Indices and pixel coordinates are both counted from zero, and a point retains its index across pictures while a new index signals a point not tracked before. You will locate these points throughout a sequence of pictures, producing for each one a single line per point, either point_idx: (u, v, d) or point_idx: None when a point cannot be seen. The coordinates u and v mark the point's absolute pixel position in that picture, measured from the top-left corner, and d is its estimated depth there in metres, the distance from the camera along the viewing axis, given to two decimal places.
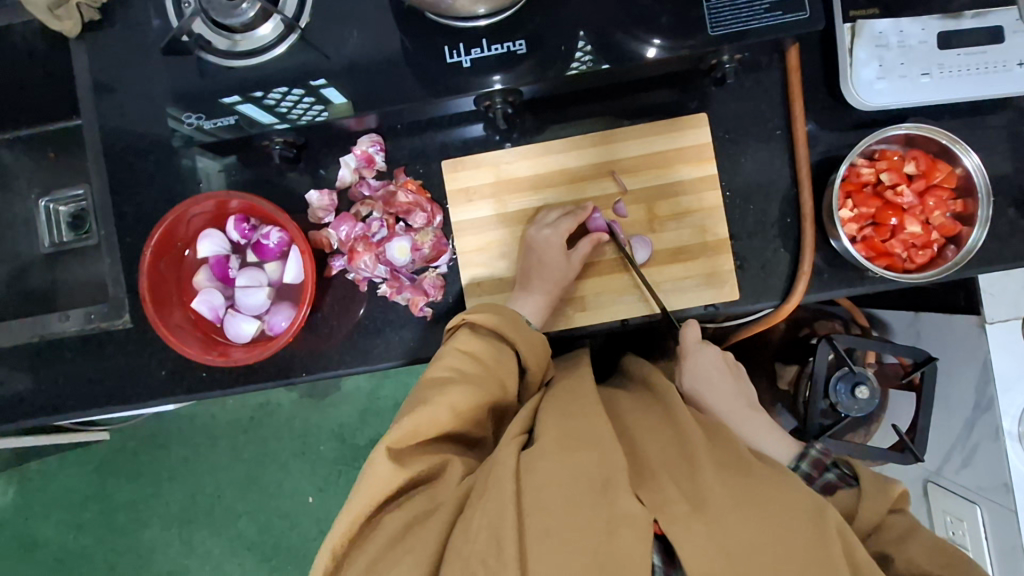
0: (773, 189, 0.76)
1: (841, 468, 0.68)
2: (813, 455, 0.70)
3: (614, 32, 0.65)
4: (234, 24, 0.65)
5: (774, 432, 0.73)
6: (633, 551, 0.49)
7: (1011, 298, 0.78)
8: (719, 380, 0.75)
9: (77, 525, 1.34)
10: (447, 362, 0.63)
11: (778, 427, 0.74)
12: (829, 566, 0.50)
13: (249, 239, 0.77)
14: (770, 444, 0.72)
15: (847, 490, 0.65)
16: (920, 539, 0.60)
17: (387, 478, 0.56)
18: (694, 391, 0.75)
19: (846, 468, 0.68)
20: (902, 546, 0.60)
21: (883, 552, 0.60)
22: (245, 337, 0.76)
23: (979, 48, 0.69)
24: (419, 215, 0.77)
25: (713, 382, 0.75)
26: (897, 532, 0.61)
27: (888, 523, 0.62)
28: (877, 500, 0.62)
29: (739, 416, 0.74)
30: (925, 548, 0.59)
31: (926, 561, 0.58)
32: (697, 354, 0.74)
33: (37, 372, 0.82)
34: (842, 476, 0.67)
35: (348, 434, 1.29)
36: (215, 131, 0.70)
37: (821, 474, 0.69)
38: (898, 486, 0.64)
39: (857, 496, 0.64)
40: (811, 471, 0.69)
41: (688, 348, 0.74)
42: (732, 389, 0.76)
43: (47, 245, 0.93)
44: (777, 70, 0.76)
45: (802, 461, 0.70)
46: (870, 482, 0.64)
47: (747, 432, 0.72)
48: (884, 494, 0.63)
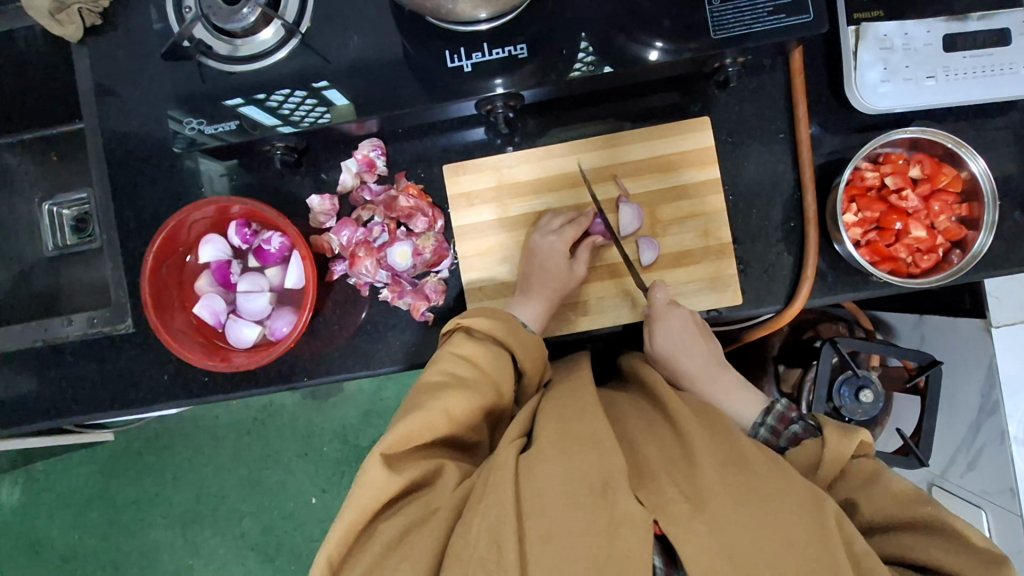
0: (776, 193, 0.76)
1: (807, 421, 0.67)
2: (778, 410, 0.70)
3: (616, 35, 0.65)
4: (234, 29, 0.65)
5: (744, 391, 0.73)
6: (635, 553, 0.49)
7: (1015, 301, 0.78)
8: (691, 343, 0.72)
9: (83, 525, 1.35)
10: (445, 366, 0.63)
11: (746, 386, 0.74)
12: (830, 562, 0.50)
13: (250, 244, 0.77)
14: (740, 404, 0.72)
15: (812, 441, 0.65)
16: (884, 485, 0.60)
17: (381, 484, 0.56)
18: (663, 353, 0.73)
19: (811, 420, 0.67)
20: (868, 493, 0.60)
21: (850, 501, 0.60)
22: (246, 342, 0.76)
23: (985, 50, 0.69)
24: (420, 220, 0.76)
25: (686, 345, 0.72)
26: (861, 477, 0.61)
27: (853, 469, 0.62)
28: (840, 448, 0.61)
29: (710, 377, 0.74)
30: (890, 494, 0.59)
31: (889, 505, 0.58)
32: (669, 318, 0.71)
33: (41, 376, 0.82)
34: (807, 428, 0.67)
35: (350, 435, 1.29)
36: (218, 135, 0.68)
37: (786, 427, 0.68)
38: (861, 432, 0.63)
39: (820, 444, 0.63)
40: (777, 425, 0.69)
41: (659, 312, 0.72)
42: (704, 351, 0.74)
43: (51, 247, 0.93)
44: (780, 72, 0.75)
45: (767, 417, 0.70)
46: (832, 430, 0.63)
47: (715, 394, 0.73)
48: (847, 438, 0.62)
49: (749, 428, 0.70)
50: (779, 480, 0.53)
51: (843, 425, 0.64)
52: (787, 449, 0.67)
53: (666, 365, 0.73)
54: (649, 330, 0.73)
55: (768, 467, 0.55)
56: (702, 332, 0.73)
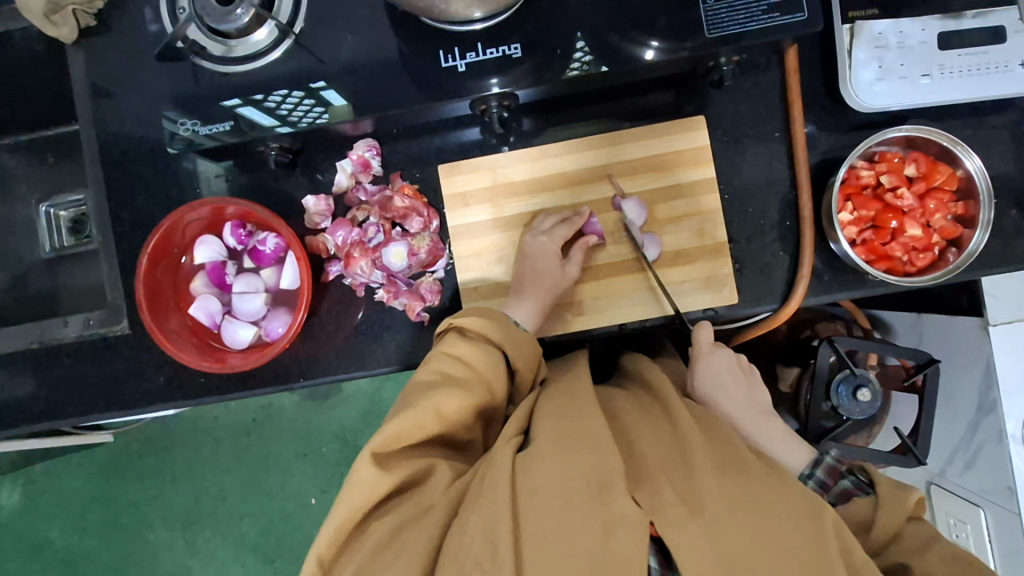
0: (772, 192, 0.76)
1: (857, 475, 0.64)
2: (827, 463, 0.68)
3: (610, 35, 0.65)
4: (228, 30, 0.65)
5: (790, 439, 0.70)
6: (629, 554, 0.49)
7: (1015, 299, 0.78)
8: (731, 384, 0.73)
9: (83, 526, 1.35)
10: (436, 366, 0.63)
11: (794, 434, 0.72)
12: (826, 567, 0.50)
13: (244, 245, 0.76)
14: (786, 451, 0.69)
15: (863, 497, 0.62)
16: (939, 550, 0.56)
17: (371, 483, 0.55)
18: (704, 395, 0.72)
19: (862, 475, 0.64)
20: (922, 558, 0.56)
21: (901, 565, 0.56)
22: (241, 343, 0.76)
23: (980, 49, 0.68)
24: (416, 220, 0.76)
25: (726, 386, 0.73)
26: (916, 543, 0.57)
27: (907, 532, 0.58)
28: (895, 507, 0.59)
29: (753, 422, 0.72)
30: (946, 557, 0.55)
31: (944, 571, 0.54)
32: (713, 358, 0.73)
33: (37, 378, 0.82)
34: (858, 483, 0.63)
35: (349, 436, 1.29)
36: (215, 135, 0.68)
37: (836, 482, 0.66)
38: (917, 491, 0.60)
39: (874, 505, 0.60)
40: (826, 479, 0.67)
41: (703, 352, 0.73)
42: (744, 395, 0.74)
43: (48, 249, 0.93)
44: (775, 71, 0.75)
45: (816, 470, 0.68)
46: (886, 488, 0.60)
47: (761, 439, 0.70)
48: (901, 500, 0.59)
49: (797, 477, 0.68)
50: (777, 484, 0.53)
51: (898, 483, 0.61)
52: (837, 503, 0.64)
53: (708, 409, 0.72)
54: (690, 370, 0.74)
55: (765, 470, 0.55)
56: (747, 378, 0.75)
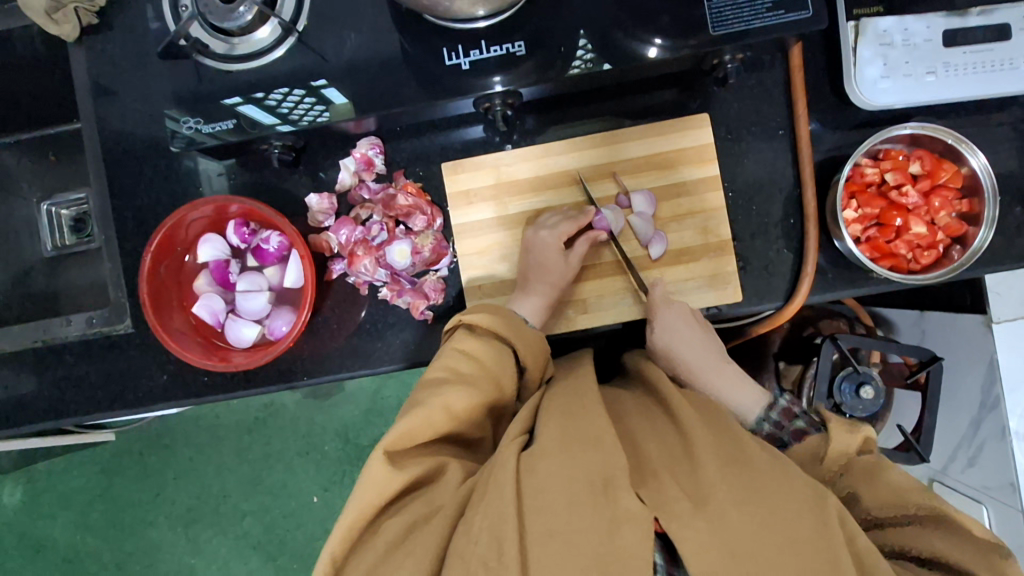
0: (776, 190, 0.76)
1: (810, 415, 0.67)
2: (780, 405, 0.70)
3: (614, 32, 0.65)
4: (231, 28, 0.65)
5: (743, 384, 0.72)
6: (635, 550, 0.49)
7: (1016, 297, 0.78)
8: (691, 335, 0.71)
9: (85, 524, 1.35)
10: (444, 363, 0.63)
11: (747, 377, 0.73)
12: (832, 562, 0.50)
13: (249, 243, 0.76)
14: (741, 397, 0.71)
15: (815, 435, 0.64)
16: (886, 476, 0.59)
17: (383, 480, 0.55)
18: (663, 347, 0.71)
19: (814, 416, 0.67)
20: (870, 486, 0.59)
21: (852, 493, 0.60)
22: (246, 342, 0.76)
23: (985, 46, 0.68)
24: (420, 218, 0.76)
25: (686, 338, 0.71)
26: (865, 469, 0.60)
27: (855, 462, 0.61)
28: (845, 442, 0.61)
29: (711, 370, 0.72)
30: (892, 485, 0.58)
31: (890, 496, 0.57)
32: (668, 311, 0.71)
33: (40, 377, 0.82)
34: (811, 422, 0.66)
35: (351, 433, 1.29)
36: (216, 134, 0.68)
37: (791, 422, 0.68)
38: (867, 427, 0.62)
39: (825, 439, 0.63)
40: (780, 420, 0.69)
41: (658, 305, 0.71)
42: (705, 344, 0.72)
43: (50, 248, 0.93)
44: (779, 69, 0.75)
45: (771, 412, 0.69)
46: (835, 423, 0.62)
47: (717, 386, 0.72)
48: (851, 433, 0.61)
49: (751, 423, 0.69)
50: (781, 478, 0.53)
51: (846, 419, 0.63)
52: (791, 443, 0.66)
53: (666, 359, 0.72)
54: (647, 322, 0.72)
55: (769, 464, 0.55)
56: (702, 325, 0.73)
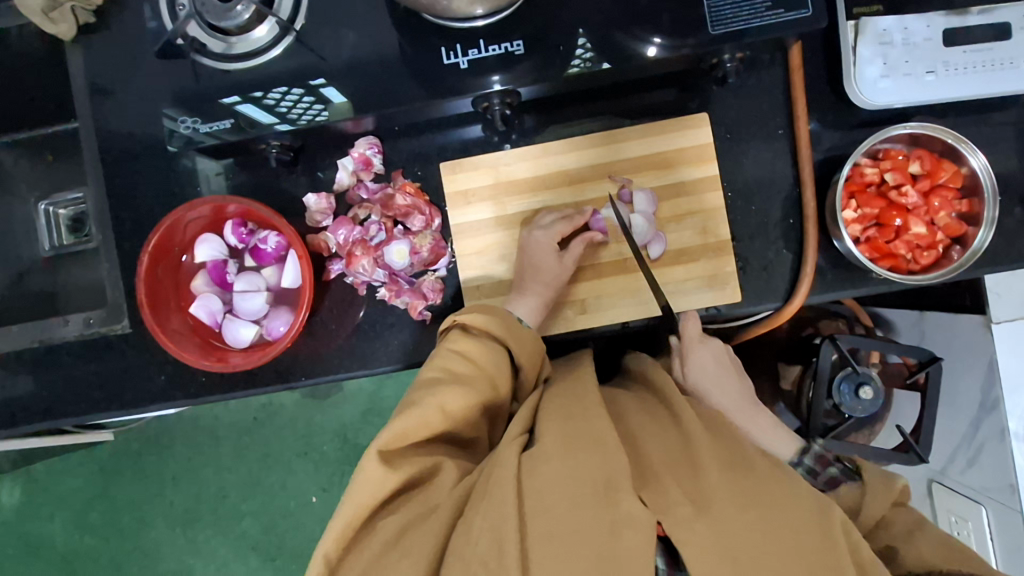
0: (776, 190, 0.75)
1: (845, 464, 0.69)
2: (814, 451, 0.71)
3: (613, 31, 0.64)
4: (228, 27, 0.65)
5: (777, 429, 0.73)
6: (637, 553, 0.48)
7: (1017, 297, 0.78)
8: (722, 375, 0.75)
9: (83, 525, 1.34)
10: (440, 363, 0.63)
11: (781, 424, 0.75)
12: (834, 566, 0.50)
13: (246, 243, 0.76)
14: (776, 441, 0.72)
15: (850, 484, 0.66)
16: (925, 535, 0.60)
17: (378, 480, 0.55)
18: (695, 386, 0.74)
19: (849, 465, 0.68)
20: (910, 541, 0.60)
21: (891, 547, 0.61)
22: (243, 342, 0.75)
23: (984, 45, 0.68)
24: (417, 218, 0.76)
25: (716, 377, 0.75)
26: (903, 529, 0.62)
27: (891, 519, 0.63)
28: (882, 496, 0.64)
29: (742, 412, 0.74)
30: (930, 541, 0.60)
31: (930, 555, 0.58)
32: (702, 352, 0.74)
33: (38, 377, 0.81)
34: (846, 471, 0.68)
35: (350, 434, 1.29)
36: (214, 134, 0.68)
37: (825, 470, 0.69)
38: (901, 481, 0.65)
39: (862, 492, 0.65)
40: (814, 466, 0.70)
41: (688, 345, 0.74)
42: (735, 386, 0.76)
43: (48, 247, 0.92)
44: (779, 68, 0.75)
45: (804, 458, 0.71)
46: (875, 477, 0.65)
47: (751, 428, 0.73)
48: (887, 489, 0.64)
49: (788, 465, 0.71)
50: (783, 481, 0.53)
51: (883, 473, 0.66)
52: (827, 490, 0.67)
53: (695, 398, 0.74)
54: (680, 360, 0.74)
55: (771, 468, 0.55)
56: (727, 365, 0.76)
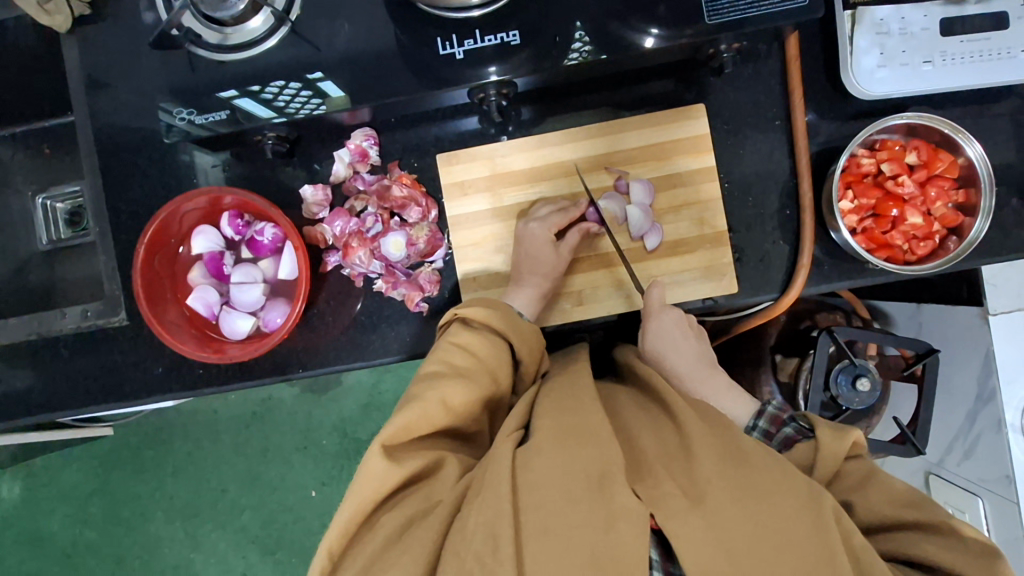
0: (772, 181, 0.75)
1: (799, 422, 0.65)
2: (770, 412, 0.69)
3: (610, 22, 0.64)
4: (224, 18, 0.65)
5: (734, 392, 0.72)
6: (631, 545, 0.48)
7: (1013, 287, 0.78)
8: (682, 341, 0.72)
9: (84, 519, 1.35)
10: (441, 357, 0.63)
11: (741, 390, 0.73)
12: (827, 557, 0.50)
13: (243, 235, 0.77)
14: (732, 403, 0.71)
15: (804, 443, 0.62)
16: (878, 484, 0.59)
17: (380, 475, 0.55)
18: (655, 354, 0.72)
19: (803, 422, 0.65)
20: (864, 495, 0.59)
21: (846, 503, 0.59)
22: (240, 334, 0.75)
23: (982, 34, 0.68)
24: (414, 210, 0.76)
25: (677, 344, 0.72)
26: (855, 478, 0.60)
27: (847, 470, 0.61)
28: (834, 450, 0.60)
29: (700, 378, 0.73)
30: (885, 493, 0.58)
31: (883, 506, 0.58)
32: (662, 316, 0.71)
33: (36, 370, 0.81)
34: (800, 430, 0.64)
35: (349, 428, 1.29)
36: (209, 125, 0.68)
37: (779, 429, 0.66)
38: (855, 431, 0.61)
39: (813, 448, 0.61)
40: (769, 428, 0.67)
41: (653, 310, 0.72)
42: (696, 351, 0.73)
43: (45, 242, 0.92)
44: (775, 59, 0.75)
45: (760, 420, 0.68)
46: (823, 431, 0.61)
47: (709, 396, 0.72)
48: (838, 443, 0.60)
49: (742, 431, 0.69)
50: (776, 472, 0.53)
51: (835, 425, 0.62)
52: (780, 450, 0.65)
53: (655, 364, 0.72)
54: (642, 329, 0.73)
55: (764, 458, 0.55)
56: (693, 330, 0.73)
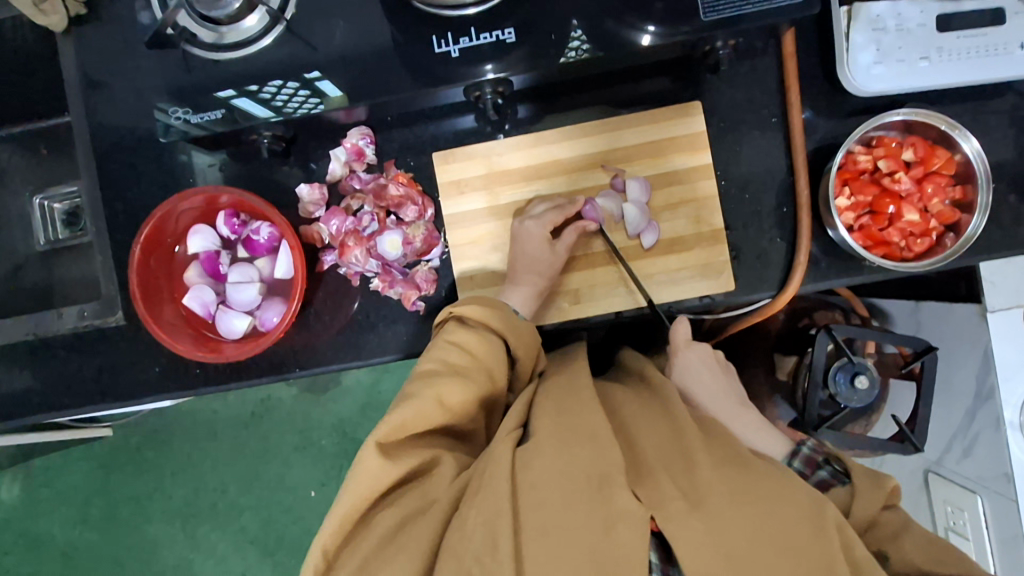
0: (769, 179, 0.75)
1: (834, 466, 0.65)
2: (803, 452, 0.68)
3: (606, 20, 0.64)
4: (219, 17, 0.65)
5: (765, 429, 0.71)
6: (629, 548, 0.49)
7: (1013, 285, 0.77)
8: (706, 374, 0.74)
9: (83, 520, 1.35)
10: (437, 355, 0.63)
11: (772, 427, 0.72)
12: (827, 565, 0.49)
13: (239, 234, 0.76)
14: (764, 442, 0.70)
15: (840, 488, 0.63)
16: (914, 534, 0.58)
17: (375, 472, 0.55)
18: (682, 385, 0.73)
19: (838, 466, 0.65)
20: (898, 544, 0.58)
21: (880, 553, 0.58)
22: (236, 334, 0.75)
23: (978, 31, 0.68)
24: (410, 208, 0.76)
25: (702, 376, 0.74)
26: (891, 529, 0.59)
27: (883, 519, 0.60)
28: (870, 498, 0.60)
29: (730, 414, 0.72)
30: (920, 545, 0.57)
31: (924, 558, 0.57)
32: (687, 350, 0.73)
33: (33, 370, 0.81)
34: (835, 474, 0.64)
35: (348, 428, 1.29)
36: (204, 124, 0.68)
37: (814, 471, 0.66)
38: (892, 480, 0.61)
39: (850, 495, 0.61)
40: (803, 469, 0.67)
41: (676, 346, 0.73)
42: (720, 384, 0.74)
43: (42, 242, 0.92)
44: (772, 56, 0.75)
45: (794, 459, 0.68)
46: (863, 479, 0.61)
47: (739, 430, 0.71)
48: (877, 490, 0.60)
49: None
50: (777, 477, 0.53)
51: (874, 473, 0.62)
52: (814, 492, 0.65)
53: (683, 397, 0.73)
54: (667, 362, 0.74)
55: (764, 462, 0.55)
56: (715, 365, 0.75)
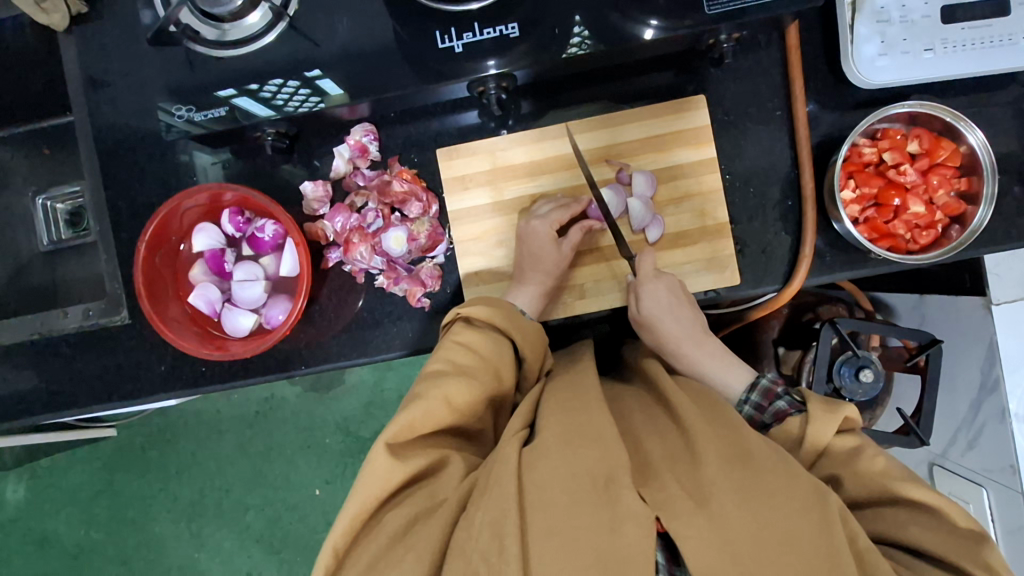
0: (774, 172, 0.75)
1: (792, 396, 0.65)
2: (763, 385, 0.68)
3: (609, 13, 0.64)
4: (221, 14, 0.65)
5: (726, 359, 0.72)
6: (636, 548, 0.48)
7: (1016, 277, 0.78)
8: (677, 308, 0.71)
9: (89, 519, 1.35)
10: (443, 355, 0.63)
11: (733, 355, 0.73)
12: (834, 562, 0.49)
13: (243, 233, 0.76)
14: (725, 372, 0.71)
15: (796, 417, 0.63)
16: (868, 461, 0.59)
17: (385, 472, 0.55)
18: (651, 318, 0.71)
19: (796, 395, 0.65)
20: (853, 469, 0.59)
21: (834, 478, 0.60)
22: (242, 331, 0.75)
23: (983, 22, 0.67)
24: (415, 204, 0.76)
25: (673, 309, 0.71)
26: (844, 452, 0.60)
27: (836, 445, 0.61)
28: (823, 425, 0.60)
29: (695, 342, 0.72)
30: (874, 469, 0.58)
31: (872, 484, 0.58)
32: (656, 283, 0.71)
33: (39, 370, 0.81)
34: (792, 403, 0.64)
35: (353, 426, 1.29)
36: (207, 122, 0.68)
37: (771, 403, 0.66)
38: (847, 407, 0.61)
39: (805, 421, 0.62)
40: (762, 401, 0.67)
41: (646, 278, 0.72)
42: (691, 316, 0.72)
43: (46, 242, 0.92)
44: (776, 48, 0.75)
45: (752, 394, 0.68)
46: (817, 406, 0.61)
47: (699, 359, 0.72)
48: (830, 417, 0.60)
49: (733, 403, 0.69)
50: (783, 472, 0.53)
51: (829, 400, 0.62)
52: (772, 424, 0.65)
53: (652, 329, 0.72)
54: (635, 294, 0.72)
55: (771, 458, 0.54)
56: (685, 299, 0.72)
